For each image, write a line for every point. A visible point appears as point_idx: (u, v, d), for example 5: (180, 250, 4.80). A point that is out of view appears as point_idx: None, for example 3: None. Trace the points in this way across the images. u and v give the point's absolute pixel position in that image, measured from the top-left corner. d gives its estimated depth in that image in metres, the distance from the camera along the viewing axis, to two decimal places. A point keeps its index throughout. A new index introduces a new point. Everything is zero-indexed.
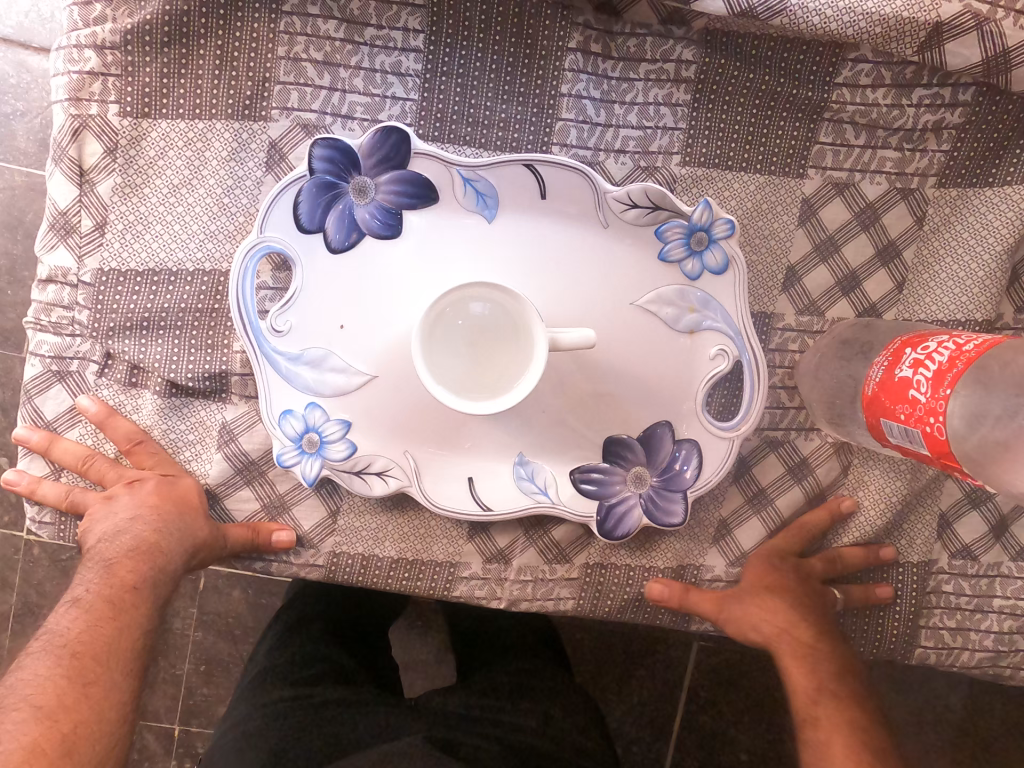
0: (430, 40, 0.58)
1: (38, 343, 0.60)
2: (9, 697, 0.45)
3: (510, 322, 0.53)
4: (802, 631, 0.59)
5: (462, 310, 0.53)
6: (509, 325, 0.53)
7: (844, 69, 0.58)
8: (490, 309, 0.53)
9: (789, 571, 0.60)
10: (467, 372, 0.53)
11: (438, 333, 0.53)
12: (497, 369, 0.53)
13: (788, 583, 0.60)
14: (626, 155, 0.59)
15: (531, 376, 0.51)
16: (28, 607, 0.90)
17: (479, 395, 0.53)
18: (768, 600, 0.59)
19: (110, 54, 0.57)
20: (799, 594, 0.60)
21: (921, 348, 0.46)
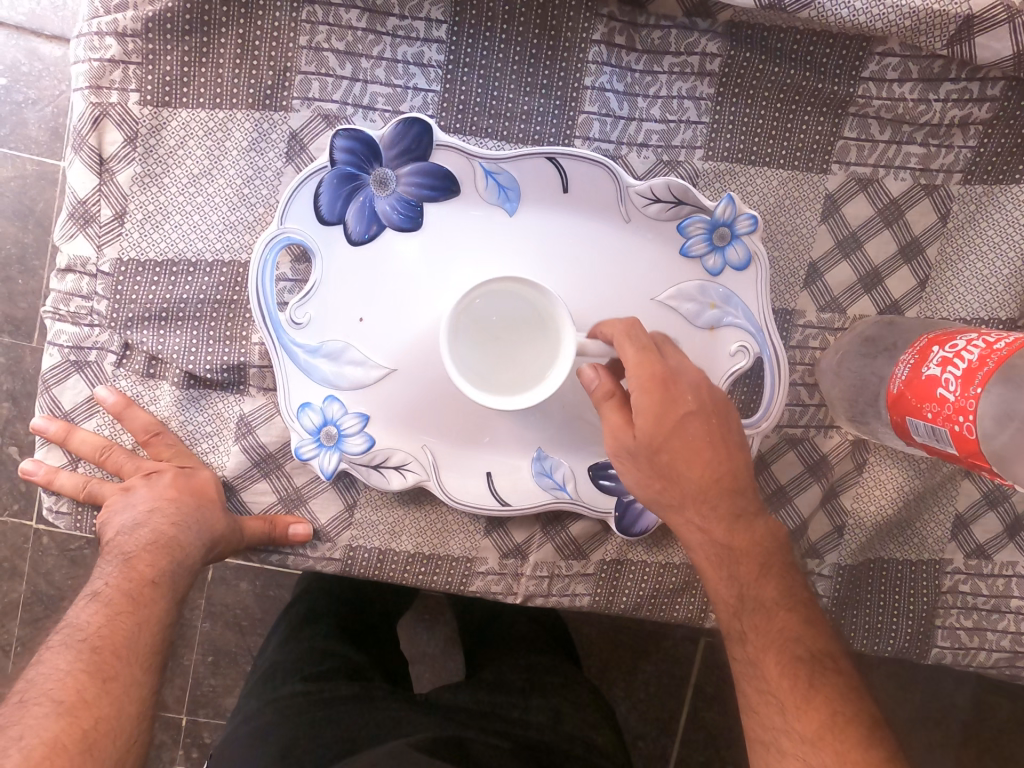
0: (453, 31, 0.57)
1: (56, 332, 0.59)
2: (31, 691, 0.44)
3: (533, 315, 0.53)
4: (705, 499, 0.49)
5: (483, 306, 0.53)
6: (532, 317, 0.53)
7: (871, 63, 0.57)
8: (509, 301, 0.53)
9: (682, 411, 0.48)
10: (495, 369, 0.53)
11: (462, 331, 0.52)
12: (524, 364, 0.53)
13: (682, 425, 0.48)
14: (649, 149, 0.59)
15: (563, 368, 0.50)
16: (38, 597, 0.90)
17: (511, 390, 0.52)
18: (662, 457, 0.49)
19: (130, 41, 0.56)
20: (688, 437, 0.49)
21: (949, 347, 0.46)
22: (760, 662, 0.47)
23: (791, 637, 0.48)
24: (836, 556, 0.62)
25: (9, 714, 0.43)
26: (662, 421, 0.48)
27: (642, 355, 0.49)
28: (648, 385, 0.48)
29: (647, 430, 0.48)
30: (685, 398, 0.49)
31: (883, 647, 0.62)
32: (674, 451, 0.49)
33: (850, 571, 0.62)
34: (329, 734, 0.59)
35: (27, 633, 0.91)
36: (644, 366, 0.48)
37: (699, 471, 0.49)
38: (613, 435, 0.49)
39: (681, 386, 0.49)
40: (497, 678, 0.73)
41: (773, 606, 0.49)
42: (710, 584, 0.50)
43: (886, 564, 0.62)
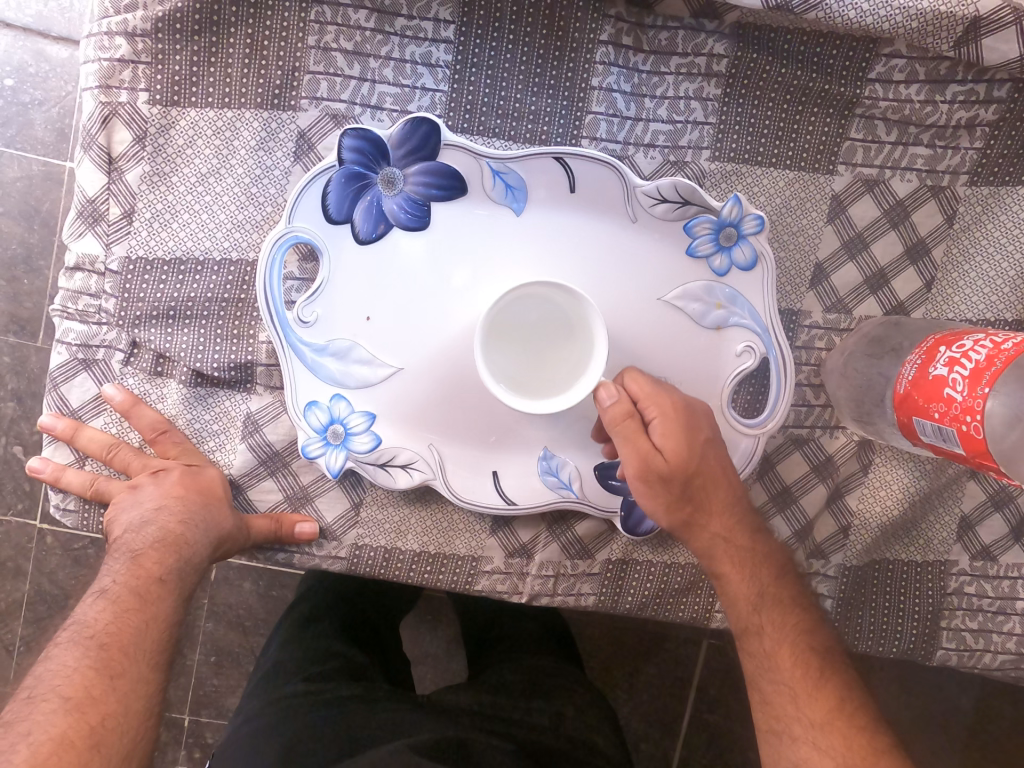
0: (461, 31, 0.57)
1: (64, 331, 0.60)
2: (38, 688, 0.44)
3: (563, 316, 0.53)
4: (726, 516, 0.51)
5: (512, 309, 0.53)
6: (561, 321, 0.53)
7: (878, 64, 0.57)
8: (537, 304, 0.53)
9: (703, 435, 0.51)
10: (526, 372, 0.53)
11: (492, 332, 0.52)
12: (556, 366, 0.53)
13: (700, 449, 0.51)
14: (655, 149, 0.59)
15: (592, 370, 0.50)
16: (42, 596, 0.90)
17: (539, 393, 0.53)
18: (687, 479, 0.50)
19: (141, 41, 0.56)
20: (709, 459, 0.51)
21: (956, 347, 0.46)
22: (775, 654, 0.48)
23: (804, 630, 0.50)
24: (842, 557, 0.62)
25: (17, 711, 0.43)
26: (688, 444, 0.50)
27: (655, 387, 0.51)
28: (670, 411, 0.50)
29: (676, 451, 0.49)
30: (701, 424, 0.51)
31: (887, 648, 0.62)
32: (697, 473, 0.50)
33: (857, 571, 0.62)
34: (332, 734, 0.59)
35: (30, 633, 0.91)
36: (662, 393, 0.51)
37: (716, 493, 0.51)
38: (641, 460, 0.49)
39: (697, 413, 0.52)
40: (499, 679, 0.73)
41: (790, 602, 0.51)
42: (729, 590, 0.51)
43: (892, 565, 0.62)
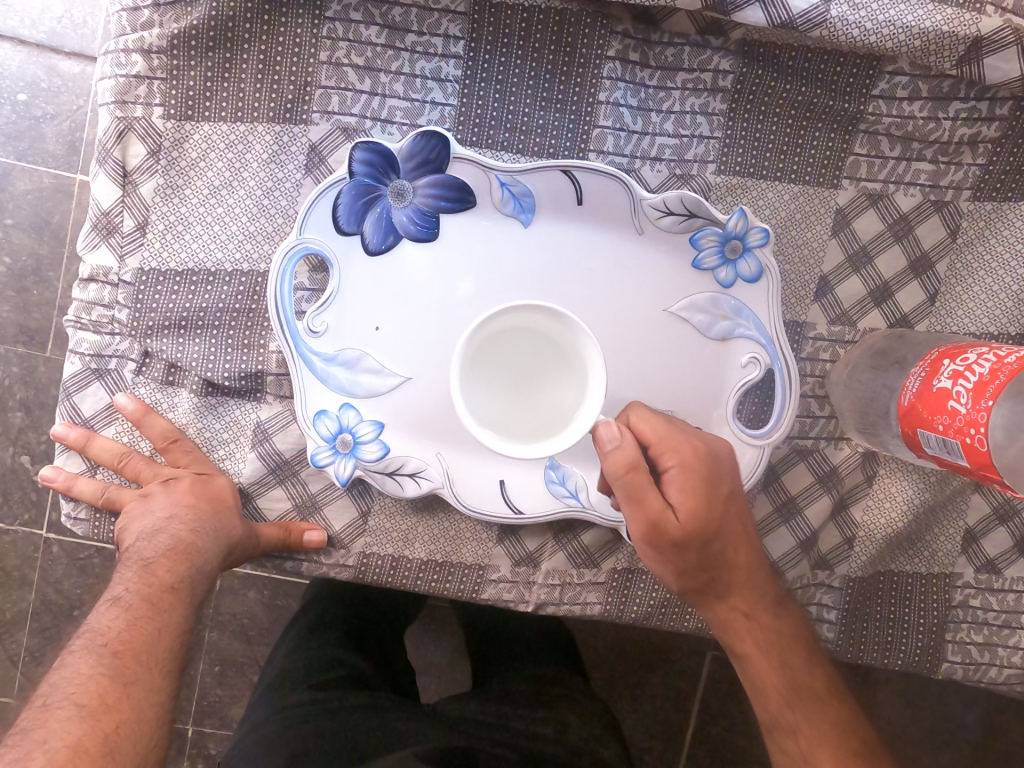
0: (471, 47, 0.58)
1: (77, 341, 0.60)
2: (54, 695, 0.45)
3: (566, 356, 0.51)
4: (745, 584, 0.52)
5: (506, 338, 0.52)
6: (561, 362, 0.51)
7: (881, 81, 0.58)
8: (536, 340, 0.52)
9: (721, 494, 0.50)
10: (509, 413, 0.51)
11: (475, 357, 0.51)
12: (549, 414, 0.50)
13: (718, 505, 0.51)
14: (662, 163, 0.60)
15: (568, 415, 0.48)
16: (47, 606, 0.91)
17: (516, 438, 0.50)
18: (703, 541, 0.50)
19: (156, 58, 0.57)
20: (726, 521, 0.51)
21: (960, 359, 0.46)
22: (811, 752, 0.49)
23: (843, 729, 0.50)
24: (846, 569, 0.63)
25: (33, 718, 0.43)
26: (708, 506, 0.50)
27: (678, 438, 0.50)
28: (691, 470, 0.50)
29: (694, 513, 0.49)
30: (723, 482, 0.51)
31: (892, 661, 0.62)
32: (714, 536, 0.51)
33: (862, 583, 0.63)
34: (339, 742, 0.59)
35: (35, 643, 0.91)
36: (683, 447, 0.50)
37: (736, 559, 0.52)
38: (657, 518, 0.49)
39: (719, 471, 0.51)
40: (504, 690, 0.73)
41: (822, 691, 0.51)
42: (755, 671, 0.52)
43: (897, 577, 0.63)
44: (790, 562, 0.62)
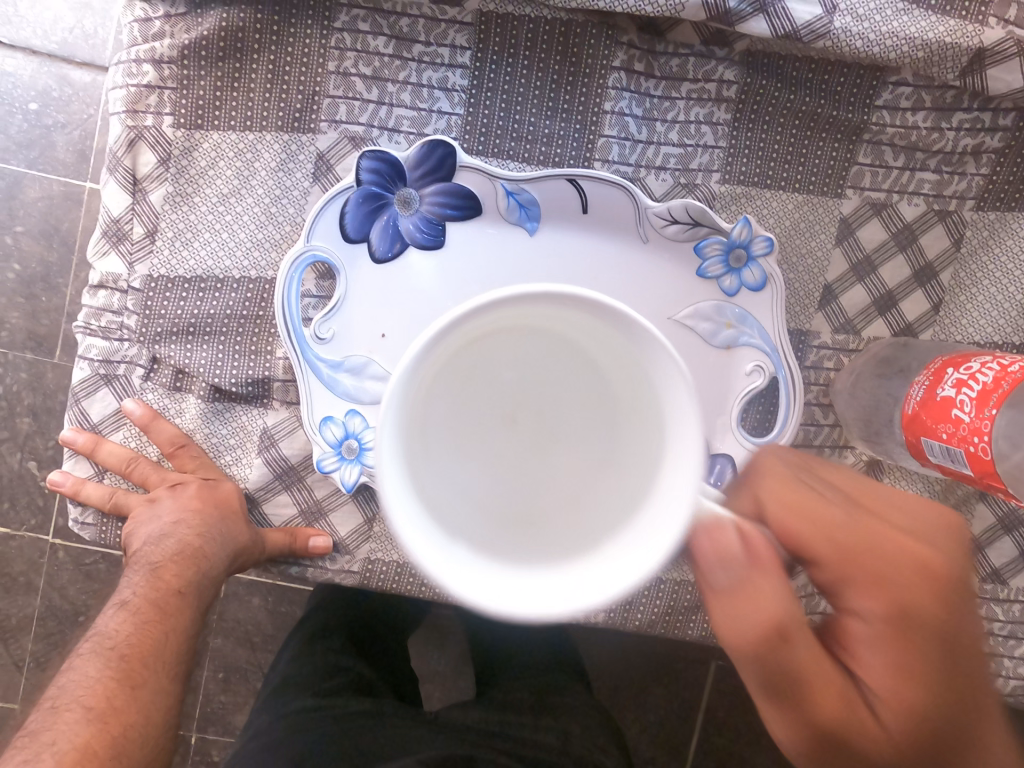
0: (477, 57, 0.59)
1: (86, 347, 0.61)
2: (62, 697, 0.46)
3: (608, 440, 0.37)
4: None
5: (527, 346, 0.36)
6: (578, 464, 0.38)
7: (885, 92, 0.58)
8: (579, 378, 0.37)
9: (947, 674, 0.37)
10: (473, 466, 0.37)
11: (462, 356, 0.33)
12: (524, 500, 0.37)
13: (946, 694, 0.37)
14: (666, 172, 0.60)
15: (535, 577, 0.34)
16: (52, 611, 0.91)
17: (450, 517, 0.35)
18: (924, 744, 0.37)
19: (167, 68, 0.58)
20: (963, 712, 0.38)
21: (963, 368, 0.46)
22: None
23: None
24: None
25: (43, 719, 0.45)
26: (925, 693, 0.37)
27: (890, 589, 0.38)
28: (893, 636, 0.37)
29: (900, 699, 0.37)
30: (957, 656, 0.38)
31: None
32: (944, 740, 0.37)
33: None
34: (340, 747, 0.60)
35: (41, 648, 0.91)
36: (893, 603, 0.38)
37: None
38: (838, 704, 0.37)
39: (956, 639, 0.38)
40: (508, 697, 0.73)
41: None
42: None
43: None
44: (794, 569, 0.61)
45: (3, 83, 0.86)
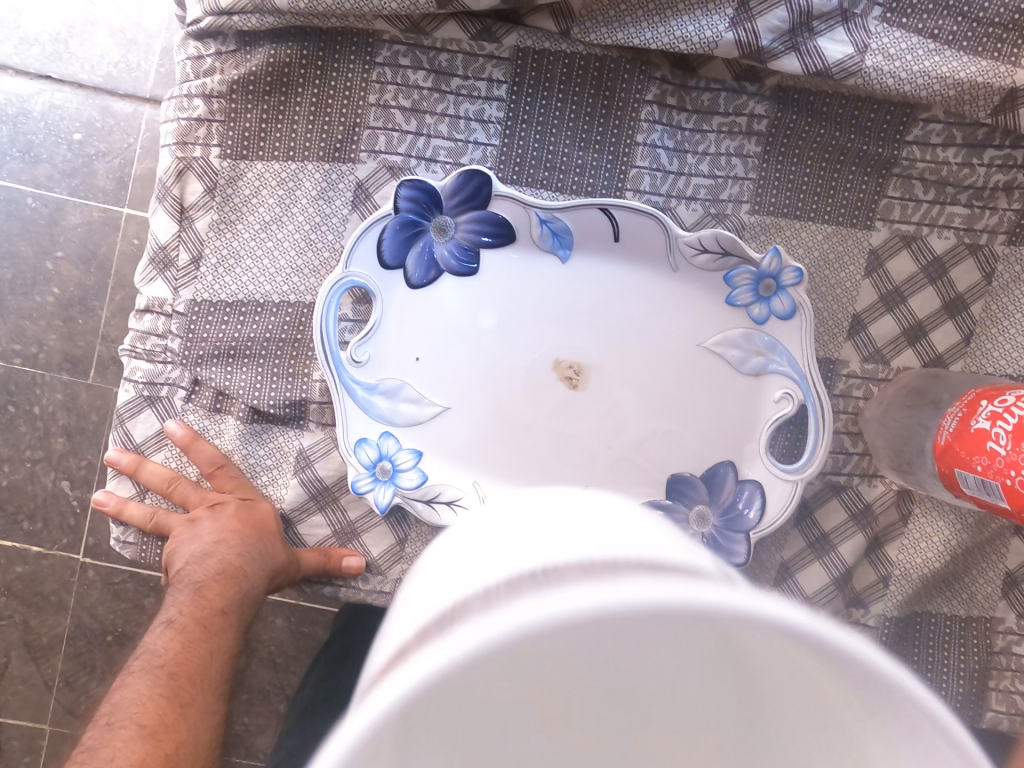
0: (513, 90, 0.60)
1: (132, 369, 0.63)
2: (116, 715, 0.48)
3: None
4: None
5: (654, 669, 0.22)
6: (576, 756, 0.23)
7: (915, 127, 0.59)
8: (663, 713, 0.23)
9: None
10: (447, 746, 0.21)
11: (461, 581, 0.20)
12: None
13: None
14: (697, 202, 0.61)
15: None
16: (81, 631, 0.92)
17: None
18: None
19: (216, 102, 0.61)
20: None
21: (998, 400, 0.46)
22: None
23: None
24: (883, 607, 0.62)
25: (98, 737, 0.46)
26: None
27: None
28: None
29: None
30: None
31: None
32: None
33: (900, 626, 0.62)
34: None
35: (69, 668, 0.92)
36: None
37: None
38: None
39: None
40: None
41: None
42: None
43: (936, 620, 0.62)
44: (824, 597, 0.62)
45: (49, 114, 0.89)
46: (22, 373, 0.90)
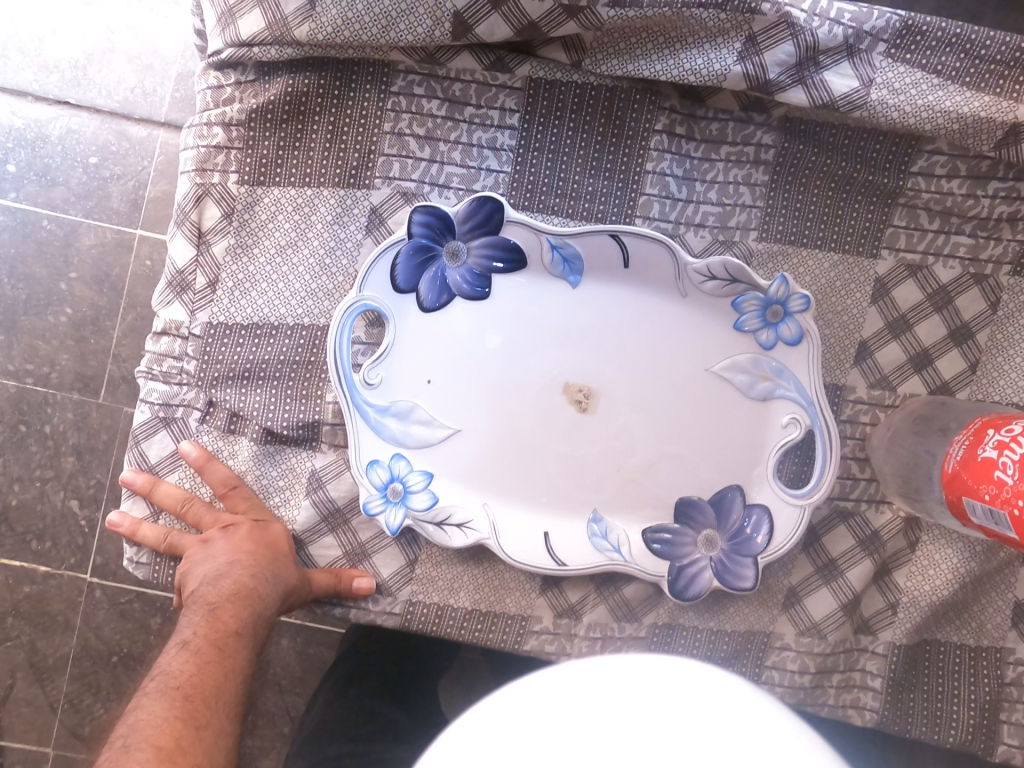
0: (525, 119, 0.62)
1: (148, 390, 0.64)
2: (132, 736, 0.47)
3: None
4: None
5: None
6: None
7: (920, 159, 0.60)
8: None
9: None
10: None
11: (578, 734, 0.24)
12: None
13: None
14: (705, 229, 0.62)
15: None
16: (87, 652, 0.92)
17: None
18: None
19: (235, 129, 0.62)
20: None
21: (1005, 430, 0.47)
22: None
23: None
24: (890, 635, 0.62)
25: (114, 758, 0.46)
26: None
27: None
28: None
29: None
30: None
31: (940, 735, 0.62)
32: None
33: (910, 653, 0.63)
34: None
35: (74, 690, 0.92)
36: None
37: None
38: None
39: None
40: None
41: None
42: None
43: (946, 649, 0.63)
44: (832, 624, 0.62)
45: (66, 139, 0.90)
46: (33, 392, 0.91)
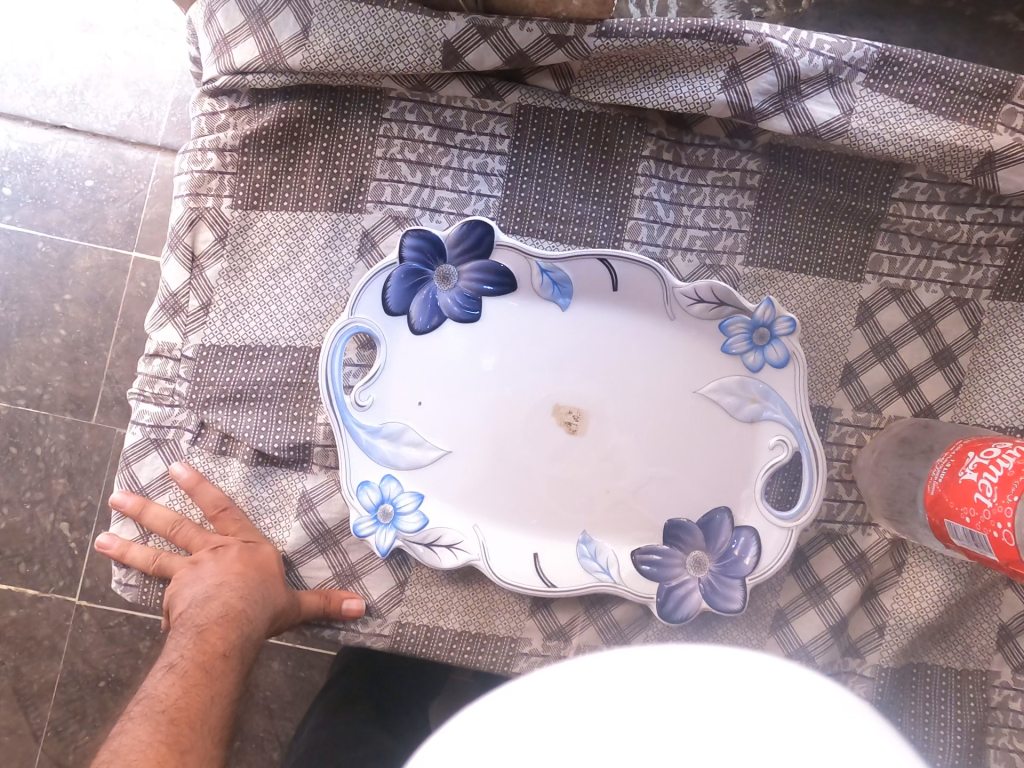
0: (514, 145, 0.63)
1: (139, 412, 0.64)
2: (115, 761, 0.47)
3: None
4: None
5: None
6: None
7: (901, 185, 0.61)
8: None
9: None
10: None
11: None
12: None
13: None
14: (692, 253, 0.63)
15: None
16: (74, 677, 0.91)
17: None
18: None
19: (228, 155, 0.63)
20: None
21: (985, 452, 0.47)
22: None
23: None
24: (877, 658, 0.62)
25: None
26: None
27: None
28: None
29: None
30: None
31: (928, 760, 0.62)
32: None
33: (897, 676, 0.63)
34: None
35: (60, 715, 0.91)
36: None
37: None
38: None
39: None
40: None
41: None
42: None
43: (933, 673, 0.63)
44: (820, 646, 0.62)
45: (63, 162, 0.91)
46: (25, 413, 0.91)
